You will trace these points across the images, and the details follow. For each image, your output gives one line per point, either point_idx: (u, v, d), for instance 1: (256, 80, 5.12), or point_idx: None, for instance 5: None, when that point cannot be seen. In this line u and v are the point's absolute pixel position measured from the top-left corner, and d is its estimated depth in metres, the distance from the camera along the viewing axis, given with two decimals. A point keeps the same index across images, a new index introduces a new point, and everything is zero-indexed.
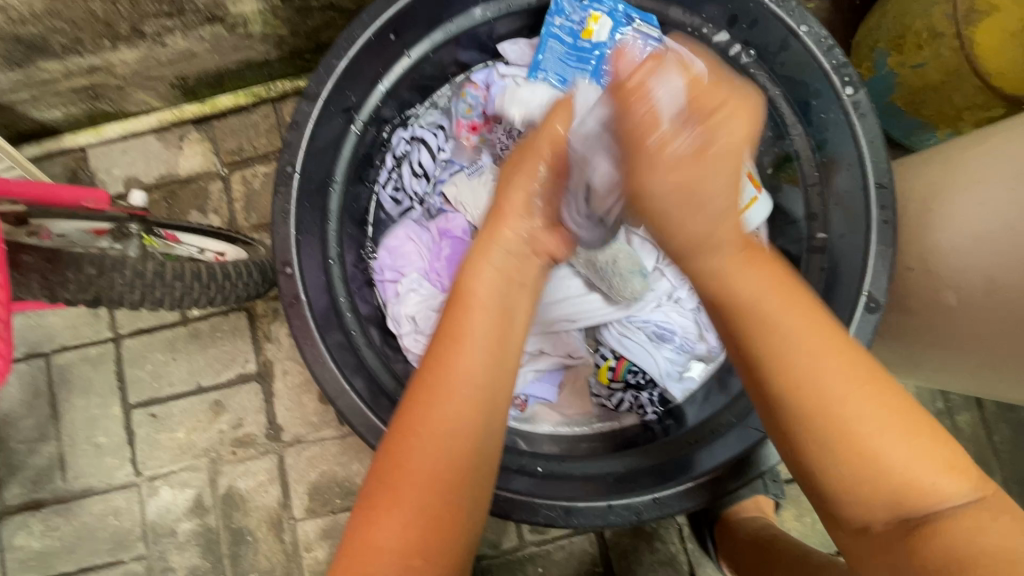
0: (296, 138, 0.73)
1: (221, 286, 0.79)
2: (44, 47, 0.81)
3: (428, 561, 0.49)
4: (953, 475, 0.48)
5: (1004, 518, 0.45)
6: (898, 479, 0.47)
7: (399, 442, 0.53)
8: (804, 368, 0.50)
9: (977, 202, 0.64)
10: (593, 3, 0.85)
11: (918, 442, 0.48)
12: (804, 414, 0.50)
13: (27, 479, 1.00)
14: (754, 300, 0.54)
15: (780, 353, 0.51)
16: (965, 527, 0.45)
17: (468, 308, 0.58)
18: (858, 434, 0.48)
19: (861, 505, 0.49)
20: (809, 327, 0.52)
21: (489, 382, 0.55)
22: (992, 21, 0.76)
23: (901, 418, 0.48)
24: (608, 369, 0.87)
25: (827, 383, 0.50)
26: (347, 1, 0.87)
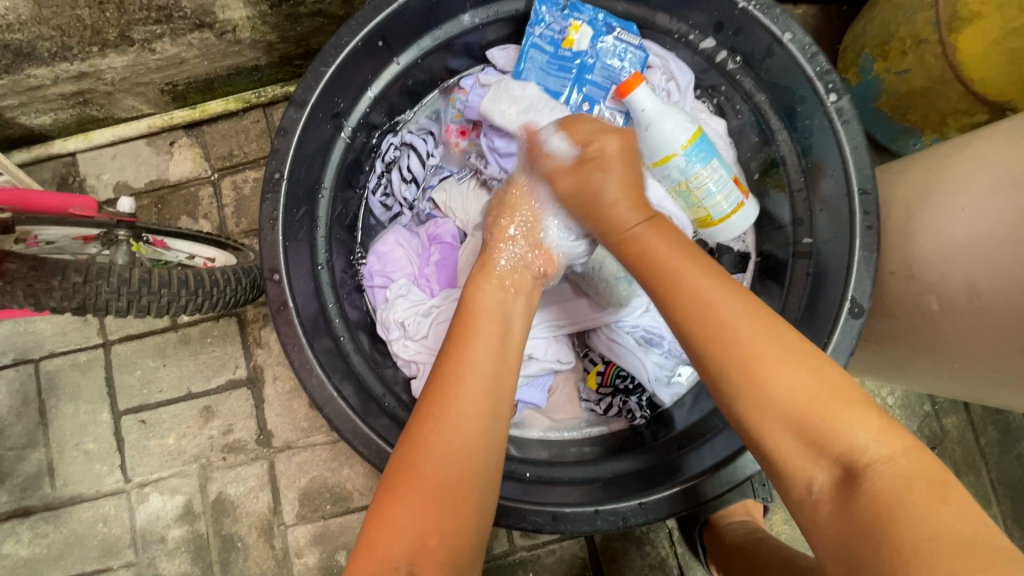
0: (284, 144, 0.73)
1: (208, 293, 0.79)
2: (32, 53, 0.81)
3: (443, 545, 0.50)
4: (874, 433, 0.45)
5: (921, 485, 0.42)
6: (818, 427, 0.47)
7: (417, 430, 0.55)
8: (714, 314, 0.53)
9: (960, 207, 0.64)
10: (573, 11, 0.85)
11: (823, 388, 0.48)
12: (726, 366, 0.51)
13: (16, 486, 0.99)
14: (668, 261, 0.58)
15: (685, 297, 0.54)
16: (889, 476, 0.43)
17: (474, 314, 0.63)
18: (772, 382, 0.49)
19: (796, 460, 0.48)
20: (708, 278, 0.55)
21: (497, 377, 0.58)
22: (974, 31, 0.75)
23: (809, 366, 0.49)
24: (597, 374, 0.89)
25: (736, 332, 0.51)
26: (335, 8, 0.87)
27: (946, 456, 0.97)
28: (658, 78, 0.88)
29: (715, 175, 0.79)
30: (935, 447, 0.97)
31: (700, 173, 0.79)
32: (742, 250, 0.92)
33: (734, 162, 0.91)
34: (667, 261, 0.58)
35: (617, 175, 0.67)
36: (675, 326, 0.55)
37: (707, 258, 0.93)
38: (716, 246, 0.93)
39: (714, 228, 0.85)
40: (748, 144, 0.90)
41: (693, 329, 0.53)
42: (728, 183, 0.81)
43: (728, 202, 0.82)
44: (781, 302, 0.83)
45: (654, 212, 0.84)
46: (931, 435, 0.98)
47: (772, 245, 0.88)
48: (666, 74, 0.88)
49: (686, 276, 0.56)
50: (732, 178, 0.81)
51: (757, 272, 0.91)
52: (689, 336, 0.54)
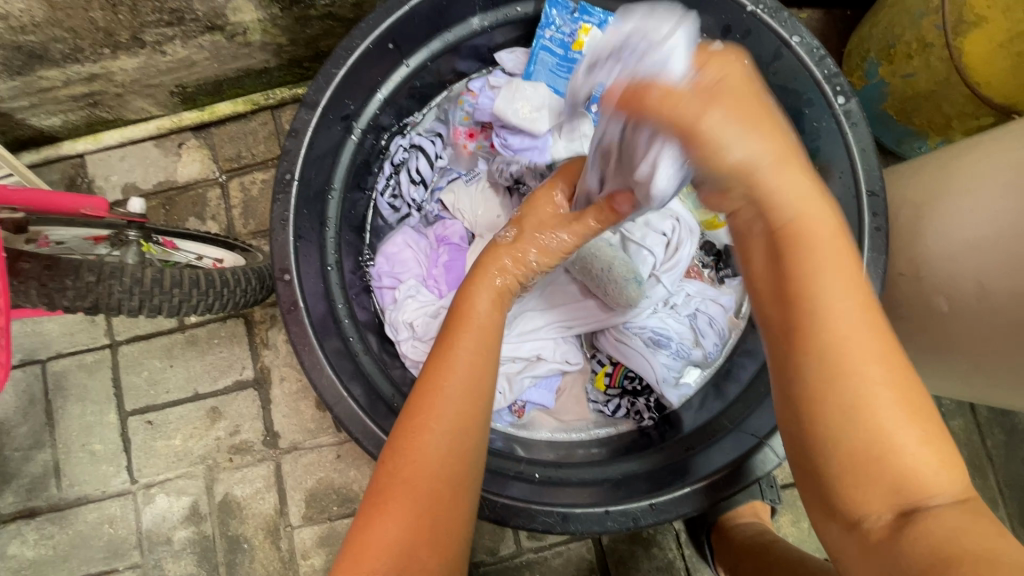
0: (295, 145, 0.73)
1: (219, 293, 0.79)
2: (44, 55, 0.82)
3: (433, 556, 0.49)
4: (945, 479, 0.43)
5: (982, 522, 0.41)
6: (896, 473, 0.43)
7: (403, 440, 0.53)
8: (840, 342, 0.43)
9: (967, 210, 0.65)
10: (583, 14, 0.86)
11: (915, 430, 0.43)
12: (828, 396, 0.43)
13: (22, 487, 0.99)
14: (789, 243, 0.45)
15: (809, 314, 0.44)
16: (958, 527, 0.41)
17: (464, 324, 0.60)
18: (875, 419, 0.42)
19: (862, 494, 0.44)
20: (853, 287, 0.44)
21: (482, 384, 0.55)
22: (979, 33, 0.76)
23: (905, 396, 0.43)
24: (605, 375, 0.89)
25: (840, 347, 0.43)
26: (345, 11, 0.88)
27: None
28: None
29: None
30: None
31: None
32: None
33: None
34: (809, 253, 0.45)
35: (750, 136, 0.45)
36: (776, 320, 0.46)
37: (714, 260, 0.94)
38: (724, 249, 0.94)
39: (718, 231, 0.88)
40: None
41: (811, 344, 0.44)
42: None
43: None
44: None
45: (662, 214, 0.87)
46: None
47: None
48: None
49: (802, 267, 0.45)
50: None
51: None
52: (794, 346, 0.45)
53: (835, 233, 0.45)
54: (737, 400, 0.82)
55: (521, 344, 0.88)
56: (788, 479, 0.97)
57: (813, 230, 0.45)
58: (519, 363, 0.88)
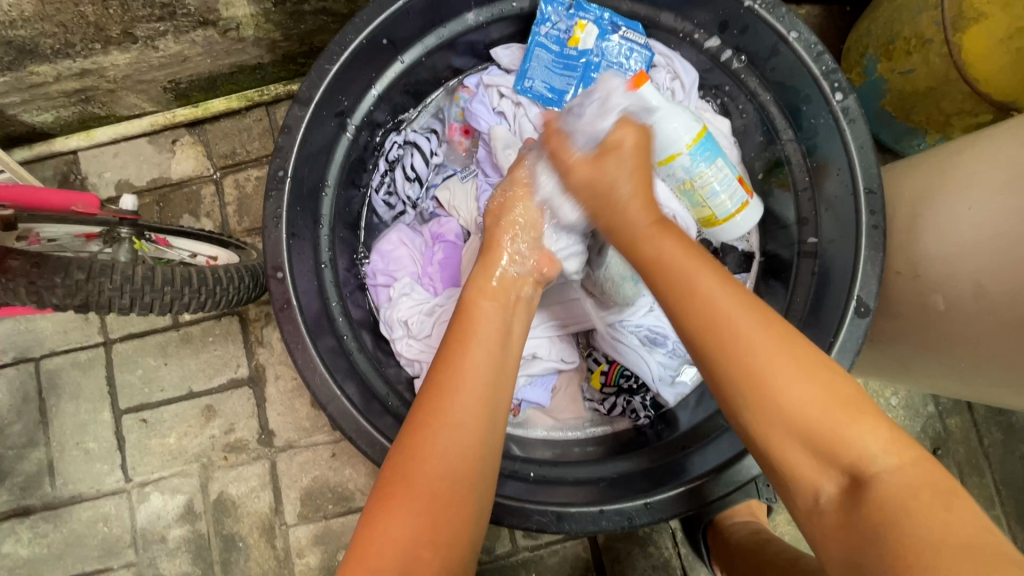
0: (288, 142, 0.72)
1: (211, 290, 0.78)
2: (34, 50, 0.81)
3: (437, 556, 0.48)
4: (881, 443, 0.45)
5: (928, 490, 0.42)
6: (825, 441, 0.46)
7: (411, 438, 0.53)
8: (727, 326, 0.50)
9: (965, 207, 0.64)
10: (579, 10, 0.84)
11: (826, 396, 0.47)
12: (737, 384, 0.49)
13: (16, 485, 0.99)
14: (677, 262, 0.55)
15: (701, 315, 0.51)
16: (897, 489, 0.42)
17: (472, 321, 0.61)
18: (780, 396, 0.47)
19: (807, 468, 0.47)
20: (723, 285, 0.52)
21: (493, 384, 0.56)
22: (978, 30, 0.76)
23: (811, 367, 0.48)
24: (600, 374, 0.88)
25: (739, 330, 0.50)
26: (340, 6, 0.87)
27: (950, 457, 0.97)
28: (662, 76, 0.88)
29: (720, 175, 0.79)
30: (938, 449, 0.97)
31: (704, 172, 0.78)
32: (747, 250, 0.92)
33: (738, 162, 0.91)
34: (677, 267, 0.55)
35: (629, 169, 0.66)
36: (682, 326, 0.53)
37: (711, 258, 0.92)
38: (721, 246, 0.92)
39: (717, 228, 0.85)
40: (753, 143, 0.89)
41: (705, 340, 0.51)
42: (733, 182, 0.80)
43: (732, 201, 0.81)
44: (786, 302, 0.83)
45: (659, 211, 0.85)
46: (935, 436, 0.97)
47: (776, 245, 0.88)
48: (670, 74, 0.88)
49: (695, 277, 0.53)
50: (736, 177, 0.81)
51: (762, 272, 0.91)
52: (698, 344, 0.52)
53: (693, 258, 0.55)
54: None
55: None
56: None
57: (670, 250, 0.57)
58: None
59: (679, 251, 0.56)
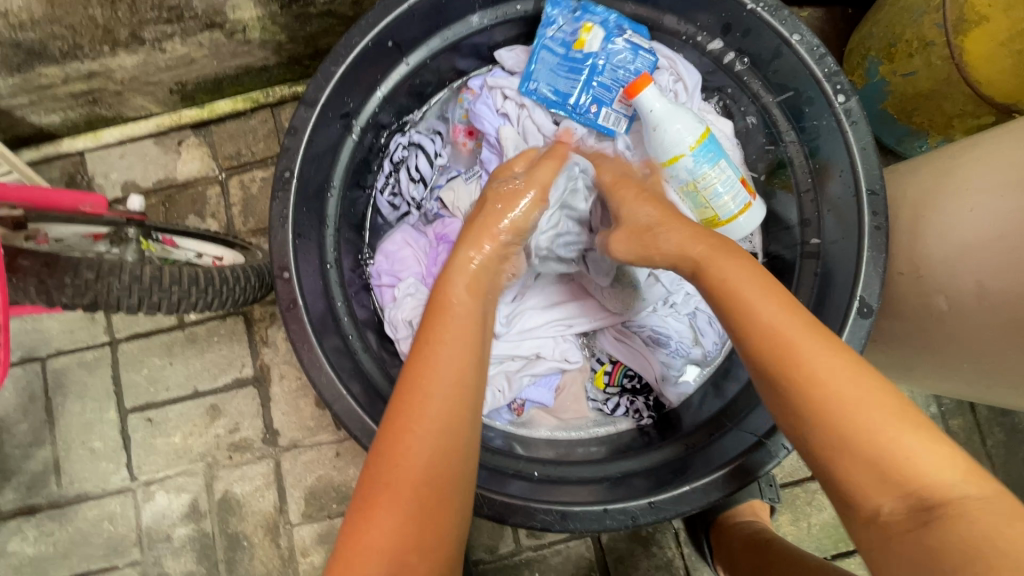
0: (294, 143, 0.73)
1: (218, 290, 0.79)
2: (43, 52, 0.81)
3: (423, 561, 0.48)
4: (957, 471, 0.44)
5: (1018, 523, 0.41)
6: (894, 466, 0.45)
7: (387, 441, 0.52)
8: (795, 341, 0.50)
9: (968, 208, 0.65)
10: (585, 13, 0.86)
11: (894, 413, 0.46)
12: (801, 406, 0.48)
13: (22, 484, 1.00)
14: (737, 285, 0.55)
15: (770, 337, 0.51)
16: (979, 516, 0.41)
17: (445, 312, 0.60)
18: (850, 418, 0.46)
19: (873, 491, 0.45)
20: (789, 313, 0.52)
21: (465, 381, 0.55)
22: (980, 32, 0.76)
23: (874, 384, 0.48)
24: (605, 374, 0.90)
25: (804, 345, 0.50)
26: (345, 9, 0.88)
27: None
28: (666, 79, 0.88)
29: (723, 176, 0.79)
30: None
31: (708, 173, 0.79)
32: (750, 251, 0.92)
33: (741, 164, 0.91)
34: (743, 295, 0.54)
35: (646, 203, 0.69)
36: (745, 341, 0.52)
37: None
38: None
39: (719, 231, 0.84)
40: (755, 146, 0.90)
41: (775, 362, 0.50)
42: (736, 184, 0.81)
43: (736, 202, 0.81)
44: None
45: None
46: None
47: (779, 246, 0.88)
48: (673, 76, 0.89)
49: (756, 301, 0.53)
50: (739, 179, 0.81)
51: None
52: (766, 370, 0.51)
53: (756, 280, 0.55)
54: (737, 398, 0.81)
55: (521, 342, 0.88)
56: (788, 478, 0.97)
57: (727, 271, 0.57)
58: (519, 361, 0.89)
59: (736, 270, 0.56)
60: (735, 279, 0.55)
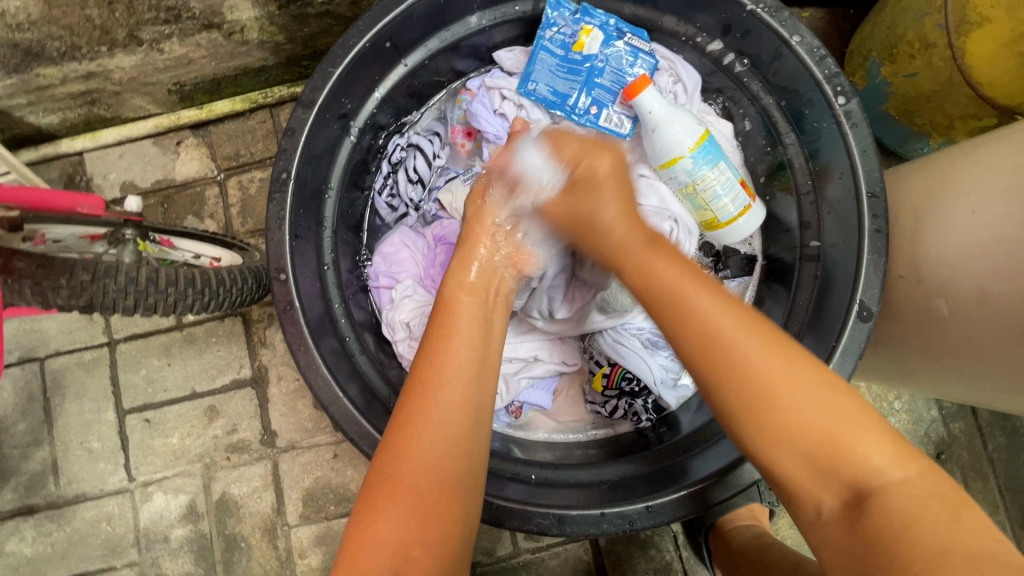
0: (291, 144, 0.73)
1: (215, 292, 0.79)
2: (41, 53, 0.81)
3: (427, 554, 0.48)
4: (893, 456, 0.44)
5: (935, 503, 0.41)
6: (833, 457, 0.45)
7: (396, 436, 0.53)
8: (726, 342, 0.49)
9: (969, 211, 0.64)
10: (585, 15, 0.85)
11: (821, 400, 0.46)
12: (739, 405, 0.48)
13: (20, 484, 1.00)
14: (673, 289, 0.53)
15: (704, 335, 0.49)
16: (905, 499, 0.42)
17: (454, 315, 0.62)
18: (785, 412, 0.46)
19: (807, 484, 0.46)
20: (724, 304, 0.51)
21: (475, 380, 0.56)
22: (982, 34, 0.75)
23: (804, 374, 0.47)
24: (603, 376, 0.88)
25: (739, 345, 0.48)
26: (344, 9, 0.87)
27: (953, 462, 0.97)
28: (665, 80, 0.88)
29: (722, 178, 0.79)
30: (941, 453, 0.97)
31: (707, 176, 0.78)
32: (749, 252, 0.91)
33: (741, 166, 0.91)
34: (676, 290, 0.53)
35: (611, 194, 0.66)
36: (680, 346, 0.52)
37: (713, 261, 0.91)
38: (724, 249, 0.91)
39: (720, 232, 0.85)
40: (755, 148, 0.90)
41: (713, 366, 0.49)
42: (735, 186, 0.80)
43: (735, 204, 0.81)
44: (789, 304, 0.83)
45: (660, 217, 0.84)
46: (938, 441, 0.97)
47: (778, 248, 0.88)
48: (673, 77, 0.88)
49: (692, 300, 0.52)
50: (739, 181, 0.81)
51: (764, 275, 0.91)
52: (701, 372, 0.50)
53: (682, 281, 0.54)
54: None
55: (519, 344, 0.89)
56: None
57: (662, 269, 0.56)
58: (516, 363, 0.89)
59: (666, 267, 0.56)
60: (664, 275, 0.55)
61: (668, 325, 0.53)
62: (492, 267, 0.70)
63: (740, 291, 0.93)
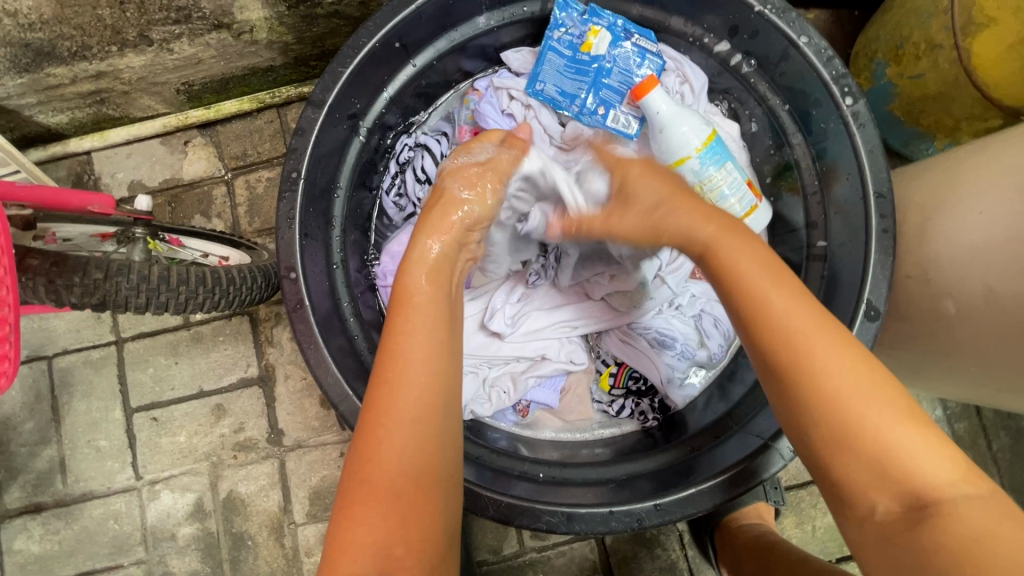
0: (301, 144, 0.73)
1: (225, 290, 0.79)
2: (51, 53, 0.82)
3: (409, 552, 0.49)
4: (954, 471, 0.44)
5: (1010, 523, 0.41)
6: (903, 464, 0.44)
7: (364, 439, 0.51)
8: (805, 338, 0.47)
9: (977, 211, 0.64)
10: (592, 16, 0.85)
11: (890, 403, 0.45)
12: (811, 404, 0.46)
13: (28, 482, 1.00)
14: (751, 273, 0.51)
15: (779, 329, 0.48)
16: (973, 517, 0.42)
17: (408, 304, 0.57)
18: (857, 420, 0.45)
19: (868, 489, 0.45)
20: (801, 302, 0.49)
21: (436, 371, 0.53)
22: (990, 35, 0.76)
23: (876, 377, 0.46)
24: (610, 375, 0.90)
25: (813, 342, 0.47)
26: (352, 10, 0.88)
27: None
28: (672, 80, 0.88)
29: (729, 178, 0.79)
30: None
31: (714, 175, 0.78)
32: None
33: (747, 166, 0.91)
34: (753, 283, 0.50)
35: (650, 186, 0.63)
36: (752, 335, 0.50)
37: None
38: None
39: None
40: (761, 148, 0.90)
41: (788, 367, 0.47)
42: (742, 186, 0.80)
43: (742, 204, 0.81)
44: None
45: None
46: None
47: (785, 248, 0.88)
48: (680, 77, 0.89)
49: (770, 291, 0.50)
50: (745, 181, 0.81)
51: None
52: (772, 360, 0.48)
53: (763, 265, 0.52)
54: (742, 401, 0.81)
55: (527, 343, 0.88)
56: (792, 480, 0.97)
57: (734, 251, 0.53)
58: (523, 362, 0.89)
59: (746, 251, 0.53)
60: (741, 258, 0.52)
61: (740, 314, 0.51)
62: (455, 249, 0.64)
63: None
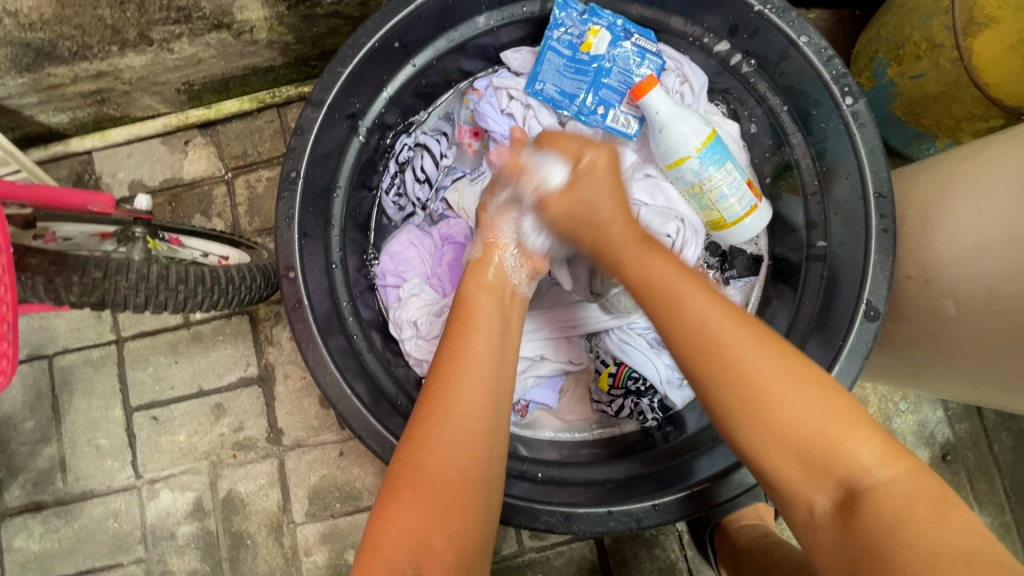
0: (300, 143, 0.73)
1: (224, 289, 0.79)
2: (53, 52, 0.82)
3: (449, 545, 0.49)
4: (879, 456, 0.47)
5: (919, 505, 0.44)
6: (826, 456, 0.48)
7: (419, 431, 0.54)
8: (721, 342, 0.52)
9: (977, 211, 0.64)
10: (592, 16, 0.85)
11: (807, 402, 0.49)
12: (736, 405, 0.51)
13: (29, 480, 1.00)
14: (677, 288, 0.56)
15: (699, 336, 0.53)
16: (893, 502, 0.45)
17: (472, 313, 0.62)
18: (776, 418, 0.49)
19: (801, 483, 0.49)
20: (721, 312, 0.54)
21: (497, 377, 0.57)
22: (989, 34, 0.76)
23: (795, 371, 0.51)
24: (609, 375, 0.87)
25: (733, 349, 0.52)
26: (352, 9, 0.88)
27: (958, 463, 0.97)
28: (672, 80, 0.88)
29: (729, 178, 0.79)
30: (946, 454, 0.97)
31: (713, 175, 0.79)
32: (755, 253, 0.92)
33: (747, 166, 0.91)
34: (675, 288, 0.56)
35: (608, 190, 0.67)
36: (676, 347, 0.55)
37: (719, 261, 0.92)
38: (729, 249, 0.91)
39: (726, 232, 0.85)
40: (762, 147, 0.90)
41: (708, 371, 0.52)
42: (742, 186, 0.80)
43: (742, 204, 0.81)
44: (794, 306, 0.83)
45: (665, 217, 0.84)
46: (943, 442, 0.97)
47: (785, 248, 0.88)
48: (680, 77, 0.89)
49: (691, 302, 0.55)
50: (745, 181, 0.81)
51: (770, 276, 0.91)
52: (694, 368, 0.53)
53: (682, 279, 0.57)
54: None
55: (526, 343, 0.89)
56: None
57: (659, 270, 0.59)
58: (523, 362, 0.89)
59: (666, 270, 0.59)
60: (665, 279, 0.58)
61: (664, 325, 0.56)
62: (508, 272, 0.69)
63: (745, 292, 0.93)
